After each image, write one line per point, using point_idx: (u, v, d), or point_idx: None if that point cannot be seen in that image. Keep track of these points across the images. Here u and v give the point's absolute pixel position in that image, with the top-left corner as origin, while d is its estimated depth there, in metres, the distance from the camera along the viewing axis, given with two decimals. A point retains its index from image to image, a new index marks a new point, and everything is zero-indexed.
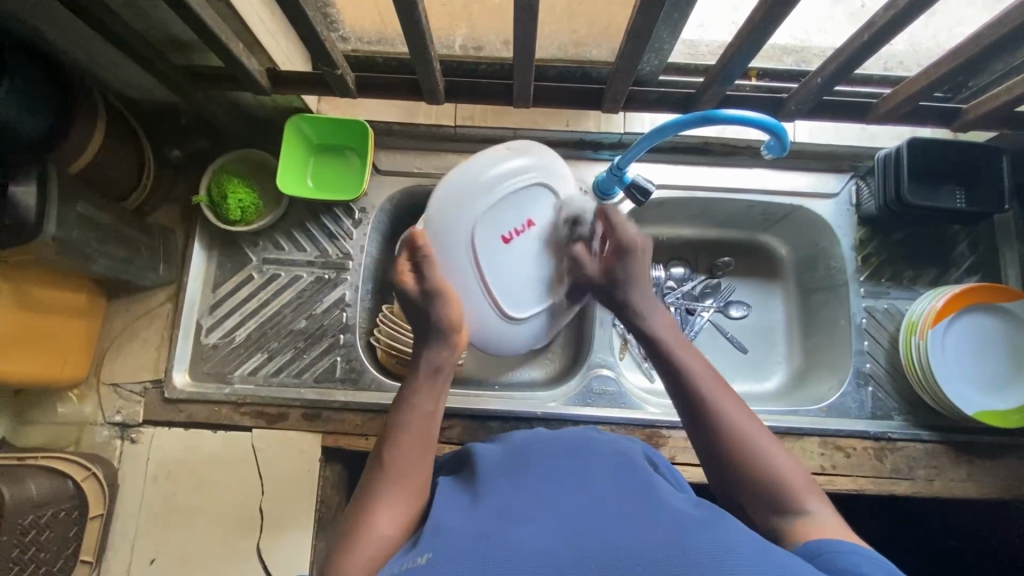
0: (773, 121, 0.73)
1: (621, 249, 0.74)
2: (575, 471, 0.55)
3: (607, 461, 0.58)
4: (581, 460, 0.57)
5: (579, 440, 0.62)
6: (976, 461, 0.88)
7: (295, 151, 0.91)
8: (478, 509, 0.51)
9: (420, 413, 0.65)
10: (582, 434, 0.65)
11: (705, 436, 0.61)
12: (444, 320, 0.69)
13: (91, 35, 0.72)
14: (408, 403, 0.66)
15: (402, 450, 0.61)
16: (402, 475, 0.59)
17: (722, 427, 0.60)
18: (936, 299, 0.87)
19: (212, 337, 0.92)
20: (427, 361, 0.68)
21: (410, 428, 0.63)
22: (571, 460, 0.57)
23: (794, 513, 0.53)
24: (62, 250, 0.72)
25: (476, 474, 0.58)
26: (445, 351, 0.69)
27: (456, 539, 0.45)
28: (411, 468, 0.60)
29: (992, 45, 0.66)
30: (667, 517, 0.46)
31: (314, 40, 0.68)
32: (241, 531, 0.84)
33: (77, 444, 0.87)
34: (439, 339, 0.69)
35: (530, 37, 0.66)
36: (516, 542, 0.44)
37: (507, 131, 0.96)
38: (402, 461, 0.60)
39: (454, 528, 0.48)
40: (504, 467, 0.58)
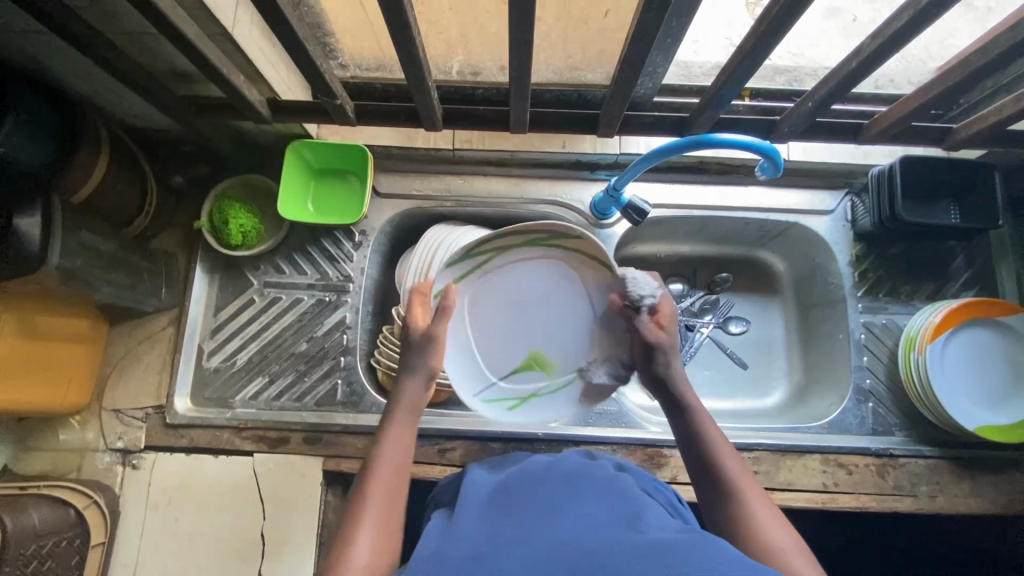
0: (766, 144, 0.74)
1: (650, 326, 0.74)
2: (567, 497, 0.55)
3: (599, 486, 0.58)
4: (573, 488, 0.57)
5: (574, 467, 0.63)
6: (979, 477, 0.87)
7: (295, 176, 0.92)
8: (469, 531, 0.51)
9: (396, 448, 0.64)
10: (574, 463, 0.65)
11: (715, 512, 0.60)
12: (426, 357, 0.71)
13: (96, 70, 0.73)
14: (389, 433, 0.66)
15: (383, 477, 0.61)
16: (376, 511, 0.58)
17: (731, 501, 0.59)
18: (934, 314, 0.87)
19: (213, 361, 0.92)
20: (405, 399, 0.69)
21: (390, 461, 0.63)
22: (564, 488, 0.58)
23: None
24: (66, 279, 0.73)
25: (468, 498, 0.59)
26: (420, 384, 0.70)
27: (444, 557, 0.46)
28: (391, 496, 0.60)
29: (979, 68, 0.67)
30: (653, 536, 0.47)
31: (314, 71, 0.69)
32: (242, 559, 0.84)
33: (79, 470, 0.87)
34: (419, 376, 0.71)
35: (526, 66, 0.67)
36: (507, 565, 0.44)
37: (504, 153, 0.98)
38: (386, 488, 0.60)
39: (443, 547, 0.48)
40: (498, 496, 0.58)
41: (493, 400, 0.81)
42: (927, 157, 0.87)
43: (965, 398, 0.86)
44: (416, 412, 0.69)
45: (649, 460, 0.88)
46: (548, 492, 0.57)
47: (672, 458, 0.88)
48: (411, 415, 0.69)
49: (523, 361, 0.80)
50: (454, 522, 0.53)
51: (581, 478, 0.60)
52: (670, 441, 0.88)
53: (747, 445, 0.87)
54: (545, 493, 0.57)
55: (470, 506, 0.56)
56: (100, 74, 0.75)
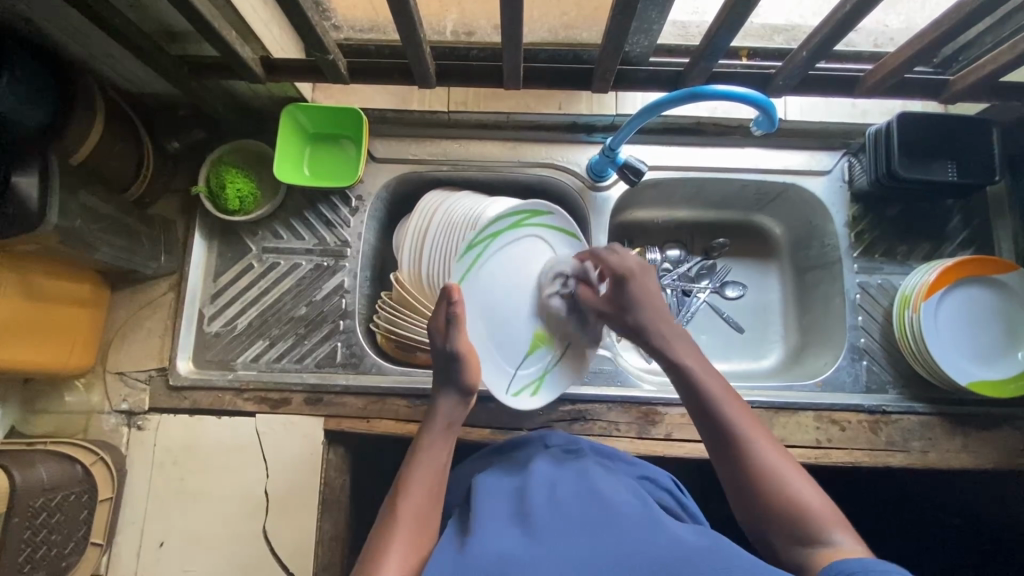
0: (760, 96, 0.74)
1: (618, 277, 0.76)
2: (582, 511, 0.54)
3: (610, 497, 0.57)
4: (586, 499, 0.56)
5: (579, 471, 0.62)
6: (971, 433, 0.88)
7: (291, 141, 0.92)
8: (496, 539, 0.51)
9: (428, 469, 0.67)
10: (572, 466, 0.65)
11: (727, 460, 0.65)
12: (467, 382, 0.73)
13: (90, 30, 0.73)
14: (421, 457, 0.69)
15: (413, 501, 0.63)
16: (409, 522, 0.61)
17: (743, 452, 0.64)
18: (929, 272, 0.88)
19: (214, 325, 0.94)
20: (441, 417, 0.72)
21: (424, 482, 0.65)
22: (575, 497, 0.56)
23: (816, 540, 0.58)
24: (66, 239, 0.74)
25: (478, 507, 0.57)
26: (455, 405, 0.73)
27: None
28: (422, 519, 0.62)
29: (974, 14, 0.66)
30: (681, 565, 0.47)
31: (306, 26, 0.69)
32: (247, 515, 0.86)
33: (85, 431, 0.89)
34: (455, 395, 0.73)
35: (518, 19, 0.67)
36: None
37: (500, 116, 0.97)
38: (415, 510, 0.62)
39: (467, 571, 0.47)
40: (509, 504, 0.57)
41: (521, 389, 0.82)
42: (919, 114, 0.87)
43: (959, 355, 0.87)
44: (450, 432, 0.72)
45: (644, 418, 0.89)
46: (561, 501, 0.56)
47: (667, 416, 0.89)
48: (445, 436, 0.71)
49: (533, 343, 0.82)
50: (471, 537, 0.52)
51: (583, 482, 0.60)
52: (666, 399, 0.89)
53: (741, 402, 0.89)
54: (558, 501, 0.56)
55: (483, 518, 0.55)
56: (92, 34, 0.74)
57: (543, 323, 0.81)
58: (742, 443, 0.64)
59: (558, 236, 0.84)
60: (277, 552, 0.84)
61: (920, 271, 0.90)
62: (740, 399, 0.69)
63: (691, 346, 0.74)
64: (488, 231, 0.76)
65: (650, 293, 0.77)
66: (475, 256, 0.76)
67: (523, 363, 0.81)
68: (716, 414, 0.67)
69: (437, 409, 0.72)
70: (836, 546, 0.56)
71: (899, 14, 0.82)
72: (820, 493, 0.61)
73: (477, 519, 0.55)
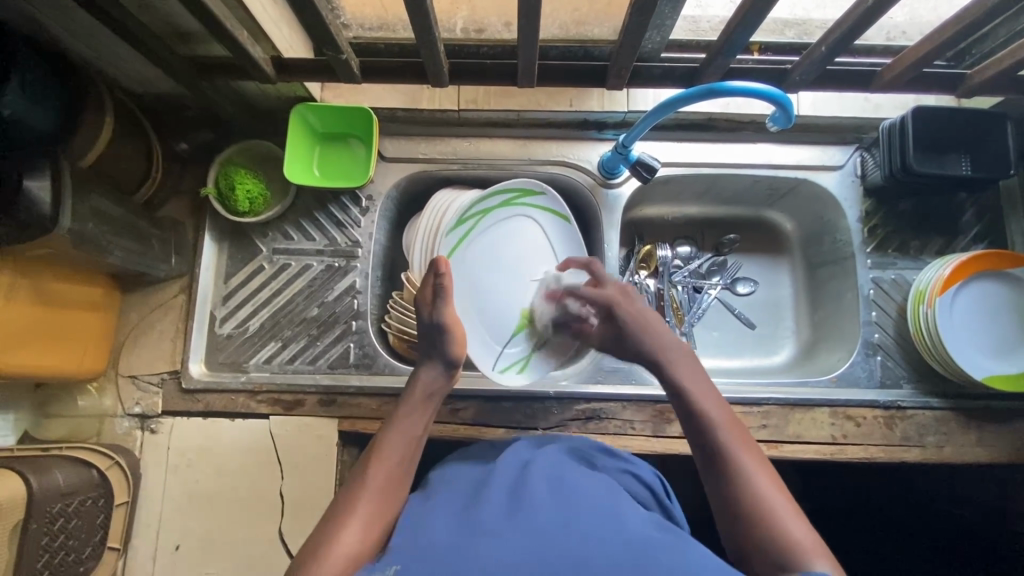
0: (778, 92, 0.73)
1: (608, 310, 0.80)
2: (549, 494, 0.56)
3: (577, 482, 0.59)
4: (551, 484, 0.58)
5: (555, 458, 0.64)
6: (986, 427, 0.88)
7: (301, 141, 0.92)
8: (444, 530, 0.53)
9: (407, 437, 0.67)
10: (554, 453, 0.66)
11: (719, 485, 0.62)
12: (453, 354, 0.74)
13: (99, 31, 0.72)
14: (397, 425, 0.68)
15: (382, 468, 0.63)
16: (374, 492, 0.60)
17: (736, 477, 0.61)
18: (943, 267, 0.87)
19: (226, 327, 0.93)
20: (422, 386, 0.72)
21: (397, 450, 0.65)
22: (541, 481, 0.58)
23: (800, 574, 0.53)
24: (78, 242, 0.73)
25: (444, 495, 0.60)
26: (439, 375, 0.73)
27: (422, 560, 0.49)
28: (390, 485, 0.62)
29: (996, 7, 0.66)
30: (631, 547, 0.49)
31: (319, 25, 0.68)
32: (262, 517, 0.85)
33: (99, 435, 0.89)
34: (438, 367, 0.74)
35: (535, 16, 0.66)
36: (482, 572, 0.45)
37: (511, 113, 0.96)
38: (384, 475, 0.62)
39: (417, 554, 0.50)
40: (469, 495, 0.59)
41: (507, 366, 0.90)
42: (933, 109, 0.87)
43: (973, 349, 0.87)
44: (430, 402, 0.72)
45: (659, 416, 0.89)
46: (527, 486, 0.57)
47: None
48: (425, 405, 0.71)
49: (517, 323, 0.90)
50: (426, 521, 0.55)
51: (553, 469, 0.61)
52: None
53: (756, 399, 0.89)
54: (521, 488, 0.57)
55: (443, 508, 0.57)
56: (102, 35, 0.73)
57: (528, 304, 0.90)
58: (736, 466, 0.61)
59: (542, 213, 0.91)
60: (293, 554, 0.84)
61: (937, 266, 0.89)
62: (741, 425, 0.66)
63: (694, 368, 0.71)
64: (477, 208, 0.87)
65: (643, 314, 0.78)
66: (465, 230, 0.88)
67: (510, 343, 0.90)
68: (710, 436, 0.64)
69: (417, 379, 0.73)
70: None
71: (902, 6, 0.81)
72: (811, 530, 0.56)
73: (438, 506, 0.58)
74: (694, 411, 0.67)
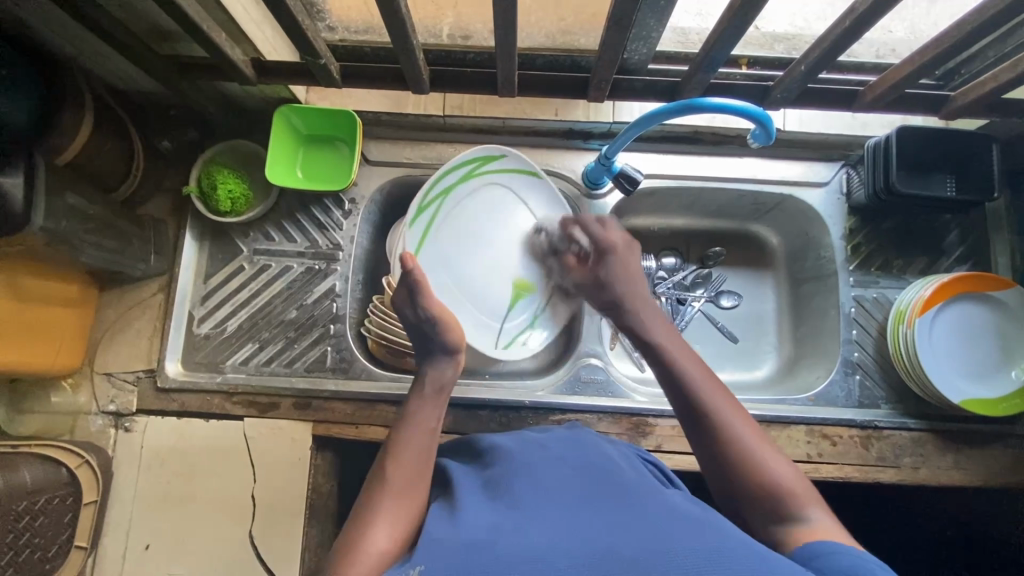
0: (758, 110, 0.73)
1: (602, 252, 0.80)
2: (569, 484, 0.56)
3: (605, 472, 0.59)
4: (572, 474, 0.58)
5: (571, 447, 0.65)
6: (962, 450, 0.88)
7: (284, 142, 0.91)
8: (471, 521, 0.50)
9: (422, 428, 0.66)
10: (568, 442, 0.66)
11: (703, 444, 0.62)
12: (452, 343, 0.73)
13: (77, 28, 0.72)
14: (411, 418, 0.67)
15: (394, 468, 0.61)
16: (400, 487, 0.59)
17: (721, 434, 0.61)
18: (925, 288, 0.87)
19: (203, 327, 0.93)
20: (431, 379, 0.71)
21: (413, 443, 0.63)
22: (559, 470, 0.58)
23: (791, 520, 0.56)
24: (52, 240, 0.73)
25: (460, 485, 0.59)
26: (448, 369, 0.72)
27: (449, 538, 0.48)
28: (411, 482, 0.60)
29: (975, 31, 0.65)
30: (662, 527, 0.48)
31: (295, 29, 0.68)
32: (233, 520, 0.85)
33: (72, 432, 0.88)
34: (442, 358, 0.73)
35: (512, 26, 0.65)
36: (510, 546, 0.46)
37: (496, 120, 0.96)
38: (402, 473, 0.60)
39: (439, 536, 0.49)
40: (487, 479, 0.59)
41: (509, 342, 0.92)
42: (909, 129, 0.86)
43: (952, 371, 0.86)
44: (440, 394, 0.70)
45: (634, 429, 0.89)
46: (544, 475, 0.57)
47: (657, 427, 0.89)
48: (437, 398, 0.70)
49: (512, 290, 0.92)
50: (447, 511, 0.54)
51: (575, 466, 0.60)
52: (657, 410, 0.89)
53: None
54: (538, 482, 0.56)
55: (462, 494, 0.56)
56: (81, 33, 0.73)
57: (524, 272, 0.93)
58: (719, 426, 0.61)
59: (514, 176, 0.92)
60: (263, 557, 0.84)
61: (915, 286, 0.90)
62: (721, 383, 0.66)
63: (670, 329, 0.72)
64: (433, 192, 0.88)
65: (633, 271, 0.78)
66: (430, 214, 0.88)
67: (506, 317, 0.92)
68: (688, 390, 0.64)
69: (426, 373, 0.71)
70: (808, 523, 0.55)
71: (903, 20, 0.80)
72: (800, 474, 0.59)
73: (461, 490, 0.58)
74: (676, 376, 0.66)
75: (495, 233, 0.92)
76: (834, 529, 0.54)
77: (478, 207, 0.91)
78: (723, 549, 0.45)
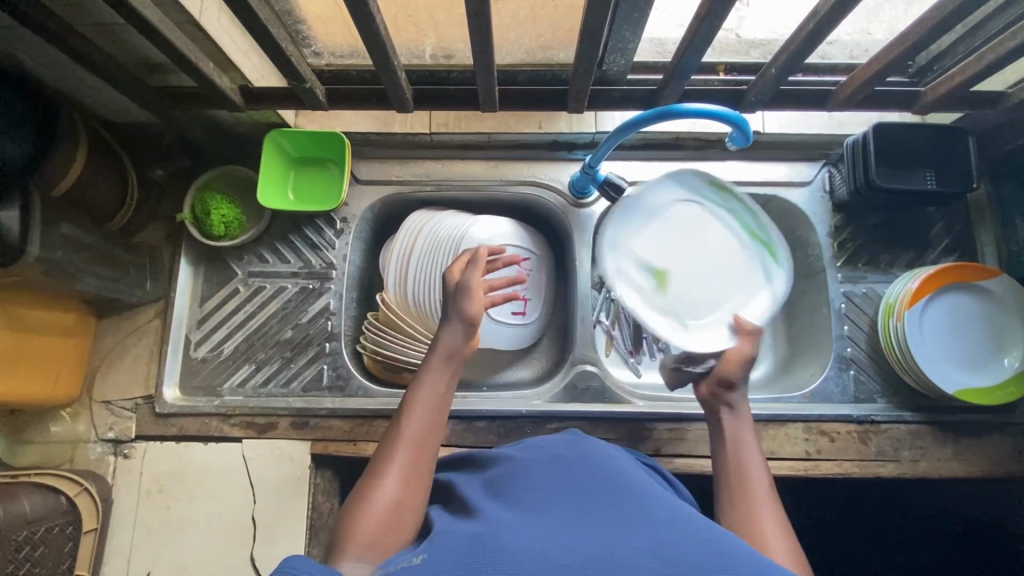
0: (734, 114, 0.75)
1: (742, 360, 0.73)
2: (571, 488, 0.56)
3: (609, 473, 0.59)
4: (574, 477, 0.58)
5: (572, 449, 0.65)
6: (961, 440, 0.88)
7: (276, 165, 0.93)
8: (469, 523, 0.51)
9: (434, 394, 0.64)
10: (569, 444, 0.67)
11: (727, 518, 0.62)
12: (471, 312, 0.68)
13: (68, 62, 0.74)
14: (425, 382, 0.65)
15: (411, 426, 0.61)
16: (413, 447, 0.60)
17: (744, 516, 0.61)
18: (912, 280, 0.88)
19: (200, 350, 0.94)
20: (444, 346, 0.67)
21: (426, 407, 0.63)
22: (563, 475, 0.58)
23: None
24: (48, 270, 0.74)
25: (461, 493, 0.60)
26: (461, 336, 0.68)
27: (452, 539, 0.49)
28: (421, 444, 0.61)
29: (937, 27, 0.67)
30: (658, 525, 0.49)
31: (279, 55, 0.70)
32: (233, 543, 0.85)
33: (72, 461, 0.89)
34: (457, 324, 0.69)
35: (488, 43, 0.67)
36: (511, 543, 0.46)
37: (481, 136, 0.98)
38: (417, 431, 0.61)
39: (440, 539, 0.49)
40: (490, 485, 0.60)
41: (627, 270, 0.84)
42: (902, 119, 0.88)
43: (951, 361, 0.87)
44: (456, 359, 0.68)
45: (631, 434, 0.89)
46: (545, 480, 0.58)
47: (655, 431, 0.89)
48: (449, 362, 0.67)
49: (658, 273, 0.84)
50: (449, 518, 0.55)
51: (579, 466, 0.61)
52: (653, 414, 0.89)
53: None
54: (536, 485, 0.57)
55: (465, 503, 0.57)
56: (73, 67, 0.76)
57: (676, 268, 0.84)
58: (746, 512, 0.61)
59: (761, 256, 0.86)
60: None
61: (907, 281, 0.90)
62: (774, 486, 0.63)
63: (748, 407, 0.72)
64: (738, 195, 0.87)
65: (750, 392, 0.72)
66: (717, 191, 0.87)
67: (635, 272, 0.84)
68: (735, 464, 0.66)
69: (439, 339, 0.68)
70: None
71: (882, 22, 0.82)
72: None
73: (463, 501, 0.58)
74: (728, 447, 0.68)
75: (711, 244, 0.86)
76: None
77: (718, 233, 0.86)
78: (728, 550, 0.45)
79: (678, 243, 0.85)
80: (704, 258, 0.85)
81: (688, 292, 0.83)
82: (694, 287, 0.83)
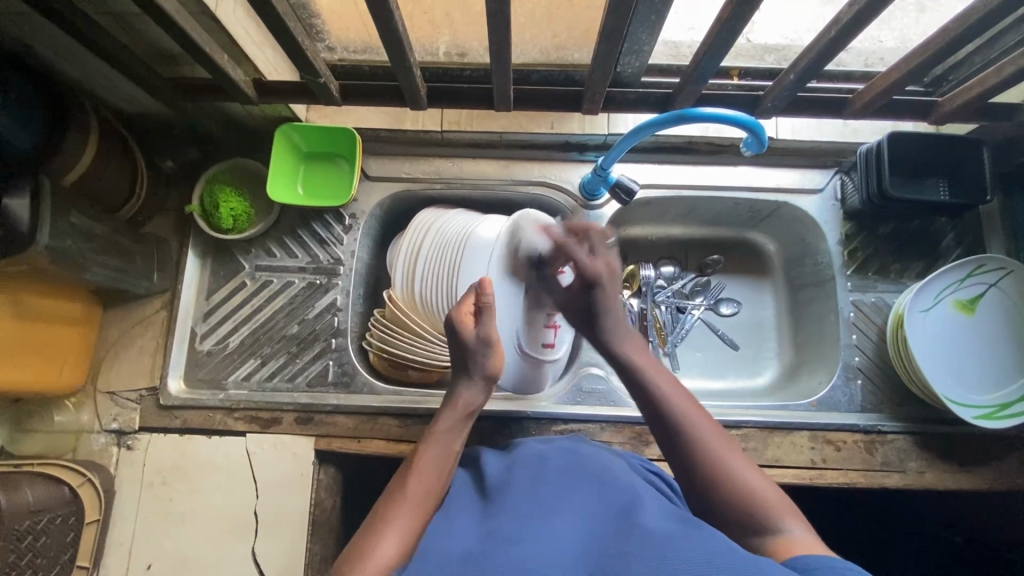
0: (748, 118, 0.75)
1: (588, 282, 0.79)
2: (566, 496, 0.55)
3: (605, 485, 0.59)
4: (570, 488, 0.57)
5: (569, 460, 0.64)
6: (968, 453, 0.87)
7: (284, 158, 0.93)
8: (466, 535, 0.51)
9: (448, 450, 0.66)
10: (565, 451, 0.67)
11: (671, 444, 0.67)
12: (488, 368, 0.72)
13: (80, 50, 0.74)
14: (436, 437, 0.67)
15: (427, 468, 0.63)
16: (416, 502, 0.59)
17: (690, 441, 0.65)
18: (961, 290, 0.89)
19: (206, 343, 0.93)
20: (462, 402, 0.71)
21: (435, 462, 0.64)
22: (559, 488, 0.57)
23: (771, 532, 0.57)
24: (58, 259, 0.73)
25: (460, 501, 0.60)
26: (474, 393, 0.72)
27: (450, 556, 0.47)
28: (425, 499, 0.60)
29: (957, 38, 0.67)
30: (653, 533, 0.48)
31: (294, 49, 0.69)
32: (235, 537, 0.84)
33: (75, 451, 0.88)
34: (476, 381, 0.72)
35: (506, 42, 0.67)
36: (506, 559, 0.45)
37: (492, 135, 0.98)
38: (426, 479, 0.61)
39: (436, 557, 0.48)
40: (486, 497, 0.59)
41: (968, 285, 0.89)
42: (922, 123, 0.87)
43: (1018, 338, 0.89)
44: (468, 419, 0.71)
45: (638, 438, 0.88)
46: (540, 487, 0.57)
47: None
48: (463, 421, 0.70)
49: (978, 301, 0.89)
50: (445, 526, 0.54)
51: (574, 474, 0.60)
52: None
53: (736, 422, 0.88)
54: (531, 490, 0.57)
55: (464, 511, 0.57)
56: (84, 55, 0.75)
57: (946, 305, 0.89)
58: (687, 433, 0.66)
59: (986, 335, 0.89)
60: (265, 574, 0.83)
61: (977, 276, 0.88)
62: (700, 406, 0.69)
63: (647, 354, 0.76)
64: None
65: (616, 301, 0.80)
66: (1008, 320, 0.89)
67: (989, 295, 0.89)
68: (667, 417, 0.68)
69: (458, 395, 0.72)
70: (787, 533, 0.56)
71: (892, 31, 0.80)
72: (771, 486, 0.61)
73: (467, 509, 0.57)
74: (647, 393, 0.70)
75: (977, 317, 0.89)
76: (814, 542, 0.55)
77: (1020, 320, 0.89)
78: (725, 560, 0.44)
79: (988, 308, 0.89)
80: (996, 326, 0.89)
81: (987, 337, 0.89)
82: (1010, 339, 0.89)
